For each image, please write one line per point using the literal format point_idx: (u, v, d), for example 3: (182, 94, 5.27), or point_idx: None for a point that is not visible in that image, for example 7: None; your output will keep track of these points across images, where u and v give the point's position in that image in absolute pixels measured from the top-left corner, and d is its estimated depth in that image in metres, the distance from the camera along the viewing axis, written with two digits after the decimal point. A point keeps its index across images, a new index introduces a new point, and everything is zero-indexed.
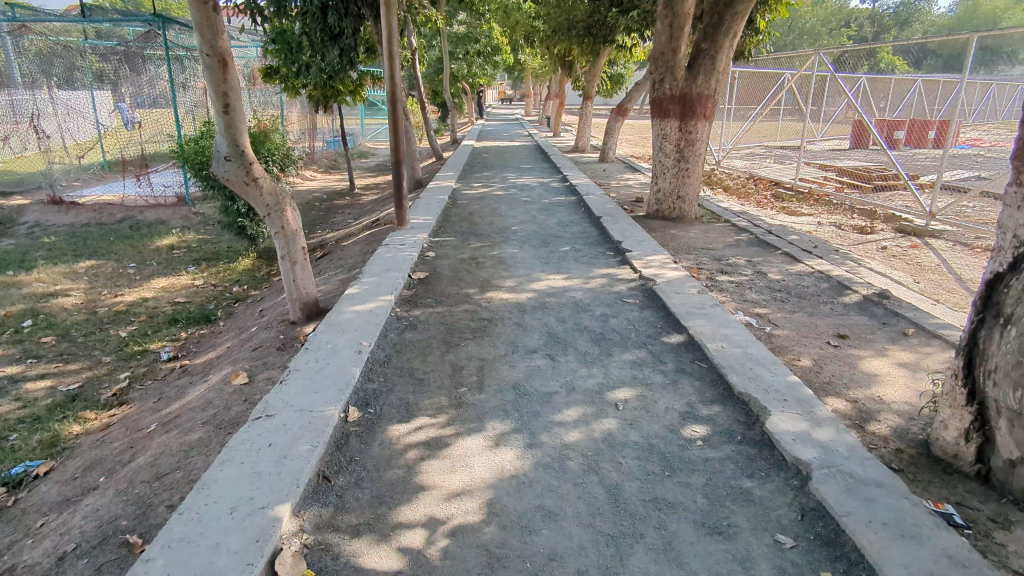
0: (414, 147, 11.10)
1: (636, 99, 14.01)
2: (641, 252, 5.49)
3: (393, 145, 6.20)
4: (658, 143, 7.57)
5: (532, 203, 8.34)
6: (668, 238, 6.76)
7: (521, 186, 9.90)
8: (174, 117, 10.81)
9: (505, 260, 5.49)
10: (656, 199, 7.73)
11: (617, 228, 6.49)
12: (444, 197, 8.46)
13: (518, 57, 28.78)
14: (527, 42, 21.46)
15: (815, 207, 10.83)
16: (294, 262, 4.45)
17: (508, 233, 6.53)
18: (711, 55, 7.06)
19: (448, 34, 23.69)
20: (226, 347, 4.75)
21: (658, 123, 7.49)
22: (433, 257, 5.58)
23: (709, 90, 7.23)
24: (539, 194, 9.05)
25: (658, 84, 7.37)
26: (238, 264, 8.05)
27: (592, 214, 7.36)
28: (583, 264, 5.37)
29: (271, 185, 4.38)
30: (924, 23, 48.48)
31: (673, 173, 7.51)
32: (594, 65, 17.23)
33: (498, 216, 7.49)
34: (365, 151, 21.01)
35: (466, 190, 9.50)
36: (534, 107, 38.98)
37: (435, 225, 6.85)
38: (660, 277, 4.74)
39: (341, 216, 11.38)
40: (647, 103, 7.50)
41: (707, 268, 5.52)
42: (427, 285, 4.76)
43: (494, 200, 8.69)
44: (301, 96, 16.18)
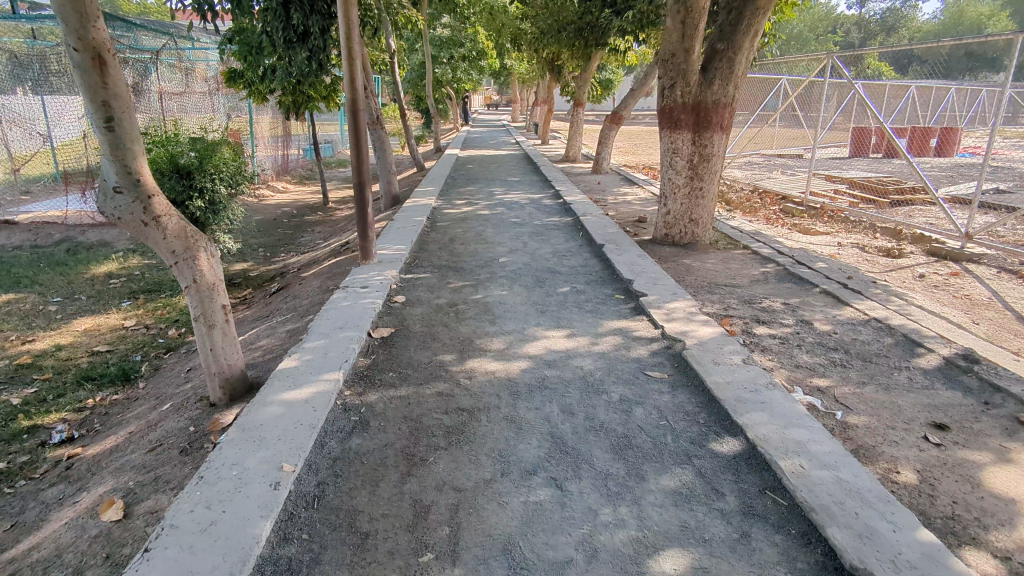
0: (390, 160, 10.07)
1: (631, 106, 13.08)
2: (657, 296, 4.48)
3: (356, 166, 5.13)
4: (667, 158, 6.55)
5: (521, 226, 7.33)
6: (682, 271, 5.77)
7: (509, 203, 8.89)
8: None
9: (491, 307, 4.46)
10: (665, 223, 6.71)
11: (624, 260, 5.49)
12: (421, 219, 7.41)
13: (505, 61, 27.83)
14: (514, 46, 20.52)
15: (831, 224, 9.92)
16: (212, 326, 3.37)
17: (495, 267, 5.49)
18: (729, 57, 6.10)
19: (430, 38, 22.73)
20: (129, 432, 3.64)
21: (667, 135, 6.49)
22: (402, 303, 4.52)
23: (727, 97, 6.24)
24: (530, 214, 8.04)
25: (667, 91, 6.37)
26: (181, 298, 6.93)
27: (592, 241, 6.36)
28: (587, 312, 4.35)
29: (179, 224, 3.30)
30: (911, 30, 47.99)
31: (685, 192, 6.49)
32: (585, 69, 16.32)
33: (483, 243, 6.47)
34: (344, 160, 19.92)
35: (447, 209, 8.47)
36: (521, 113, 38.05)
37: (409, 256, 5.81)
38: (689, 337, 3.72)
39: (310, 235, 10.29)
40: (655, 112, 6.51)
41: (739, 315, 4.52)
42: (391, 348, 3.70)
43: (478, 221, 7.66)
44: (271, 102, 15.07)
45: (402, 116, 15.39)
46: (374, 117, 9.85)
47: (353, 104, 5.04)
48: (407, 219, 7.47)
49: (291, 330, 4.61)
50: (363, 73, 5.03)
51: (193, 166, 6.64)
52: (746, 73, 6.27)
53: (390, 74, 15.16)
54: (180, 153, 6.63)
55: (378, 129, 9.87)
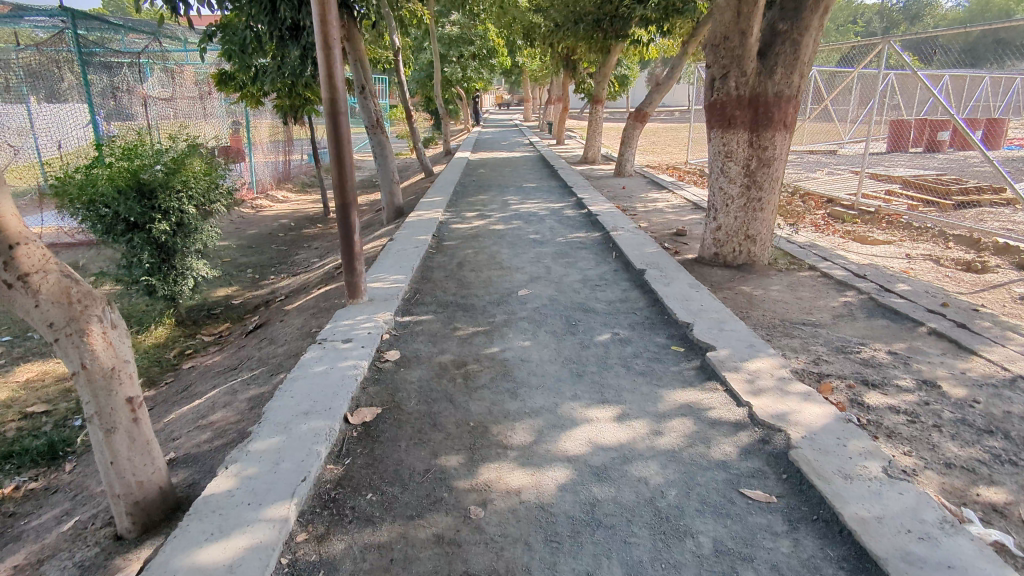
0: (392, 167, 9.06)
1: (656, 103, 11.98)
2: (729, 349, 3.40)
3: (337, 183, 4.07)
4: (717, 163, 5.46)
5: (542, 244, 6.28)
6: (744, 303, 4.68)
7: (526, 214, 7.84)
8: (92, 120, 9.41)
9: (509, 367, 3.40)
10: (715, 239, 5.62)
11: (673, 293, 4.42)
12: (425, 238, 6.39)
13: (516, 59, 26.79)
14: (527, 42, 19.48)
15: (890, 231, 8.76)
16: (113, 429, 2.33)
17: (514, 303, 4.46)
18: (794, 39, 5.04)
19: (438, 36, 21.81)
20: (10, 567, 2.62)
21: (717, 135, 5.39)
22: (396, 364, 3.48)
23: (791, 87, 5.14)
24: (550, 229, 7.00)
25: (716, 81, 5.26)
26: (146, 336, 5.96)
27: (629, 264, 5.30)
28: (638, 374, 3.29)
29: (60, 283, 2.26)
30: (935, 18, 45.83)
31: (739, 203, 5.41)
32: (605, 64, 15.19)
33: (496, 269, 5.42)
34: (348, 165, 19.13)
35: (456, 223, 7.43)
36: (533, 112, 36.94)
37: (408, 289, 4.79)
38: (793, 424, 2.64)
39: (306, 252, 9.32)
40: (703, 107, 5.41)
41: (837, 372, 3.43)
42: (374, 447, 2.65)
43: (491, 239, 6.61)
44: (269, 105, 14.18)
45: (409, 119, 14.39)
46: (373, 120, 8.87)
47: (333, 104, 3.95)
48: (409, 237, 6.46)
49: (253, 399, 3.59)
50: (344, 67, 3.94)
51: (156, 182, 5.71)
52: (813, 60, 5.19)
53: (395, 74, 14.19)
54: (143, 166, 5.68)
55: (378, 133, 8.87)
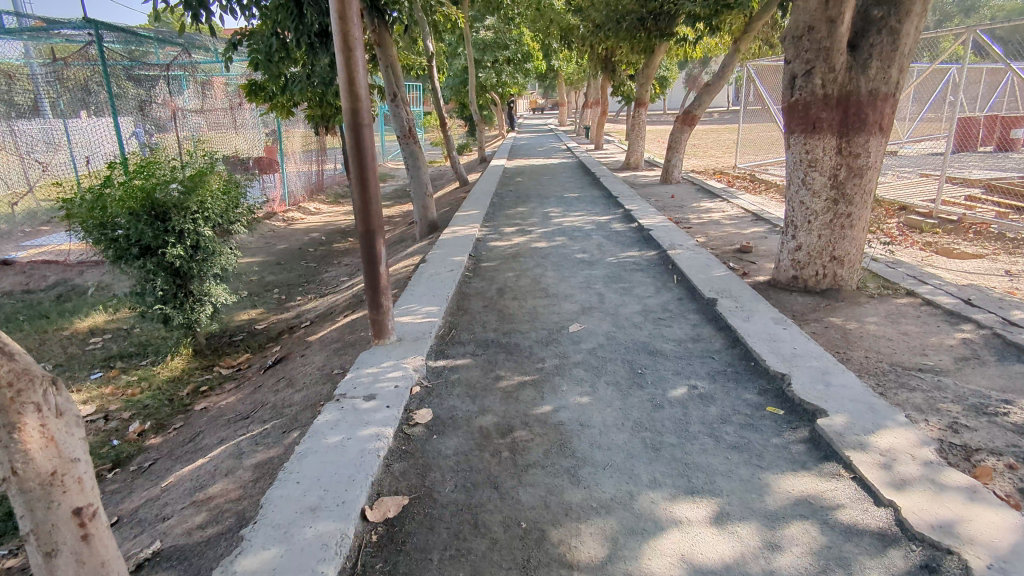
0: (425, 178, 8.50)
1: (706, 105, 11.21)
2: (845, 414, 2.69)
3: (360, 206, 3.47)
4: (798, 172, 4.73)
5: (591, 265, 5.62)
6: (838, 342, 3.95)
7: (570, 229, 7.20)
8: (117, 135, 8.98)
9: (566, 435, 2.75)
10: (794, 261, 4.89)
11: (756, 331, 3.71)
12: (460, 259, 5.81)
13: (552, 63, 26.16)
14: (563, 45, 18.84)
15: (978, 242, 7.83)
16: (53, 550, 1.78)
17: (565, 342, 3.82)
18: (892, 26, 4.30)
19: (473, 41, 21.40)
20: None
21: (799, 141, 4.65)
22: (427, 428, 2.87)
23: (889, 84, 4.39)
24: (599, 246, 6.35)
25: (798, 78, 4.54)
26: (162, 369, 5.50)
27: (695, 292, 4.61)
28: (732, 448, 2.60)
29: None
30: (992, 8, 43.31)
31: (825, 219, 4.66)
32: (648, 65, 14.45)
33: (541, 296, 4.79)
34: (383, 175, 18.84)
35: (494, 240, 6.83)
36: (569, 116, 36.28)
37: (443, 324, 4.19)
38: (968, 544, 1.91)
39: (336, 269, 8.86)
40: (782, 109, 4.70)
41: (987, 445, 2.68)
42: (398, 563, 2.03)
43: (534, 259, 5.98)
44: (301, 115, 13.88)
45: (442, 126, 13.90)
46: (406, 129, 8.36)
47: (354, 115, 3.35)
48: (443, 257, 5.90)
49: (260, 467, 3.02)
50: (368, 71, 3.34)
51: (171, 203, 5.24)
52: (913, 51, 4.44)
53: (429, 80, 13.71)
54: (158, 185, 5.22)
55: (411, 143, 8.35)
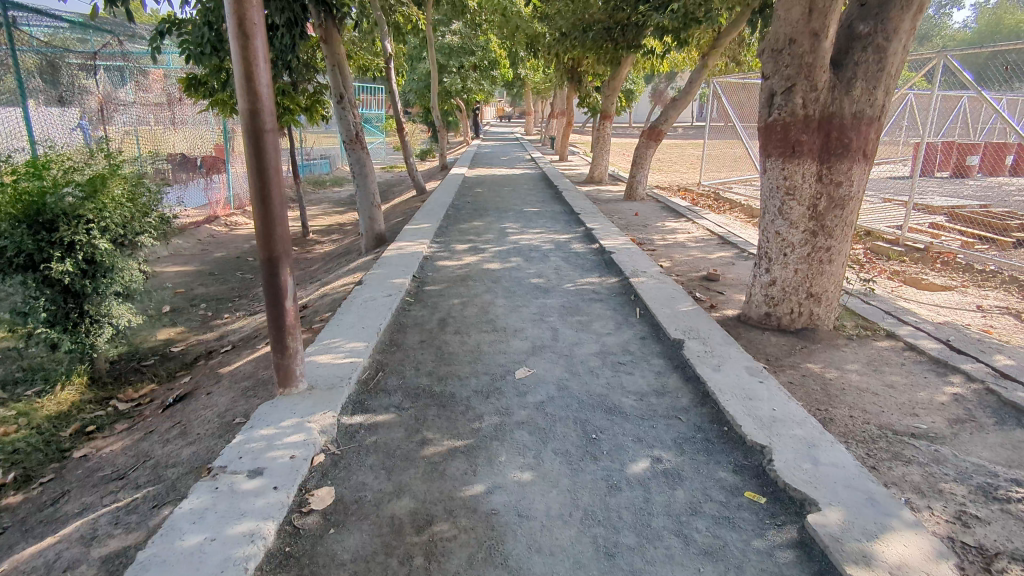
0: (373, 188, 7.85)
1: (672, 120, 10.85)
2: (840, 508, 2.20)
3: (262, 229, 2.85)
4: (775, 200, 4.28)
5: (546, 292, 5.09)
6: (818, 396, 3.49)
7: (527, 248, 6.66)
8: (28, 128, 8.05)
9: (499, 532, 2.18)
10: (767, 296, 4.46)
11: (729, 386, 3.22)
12: (401, 281, 5.20)
13: (518, 71, 25.75)
14: (530, 53, 18.40)
15: (945, 273, 7.63)
16: None
17: (510, 392, 3.26)
18: (879, 43, 3.89)
19: (438, 46, 20.86)
20: None
21: (776, 165, 4.21)
22: (324, 518, 2.26)
23: (875, 106, 3.98)
24: (557, 269, 5.84)
25: (777, 96, 4.09)
26: (46, 402, 4.68)
27: (660, 330, 4.11)
28: (704, 554, 2.07)
29: None
30: (943, 38, 44.91)
31: (802, 252, 4.24)
32: (614, 77, 14.09)
33: (487, 330, 4.22)
34: (338, 180, 18.09)
35: (443, 259, 6.25)
36: (534, 125, 36.01)
37: (369, 365, 3.59)
38: None
39: None
40: (759, 130, 4.25)
41: (1006, 547, 2.22)
42: None
43: (484, 283, 5.42)
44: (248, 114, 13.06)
45: (400, 131, 13.23)
46: (353, 135, 7.70)
47: (253, 118, 2.71)
48: (382, 279, 5.29)
49: (109, 560, 2.35)
50: (270, 67, 2.72)
51: (66, 209, 4.49)
52: (899, 73, 4.05)
53: (387, 83, 13.05)
54: (51, 187, 4.47)
55: (357, 149, 7.70)
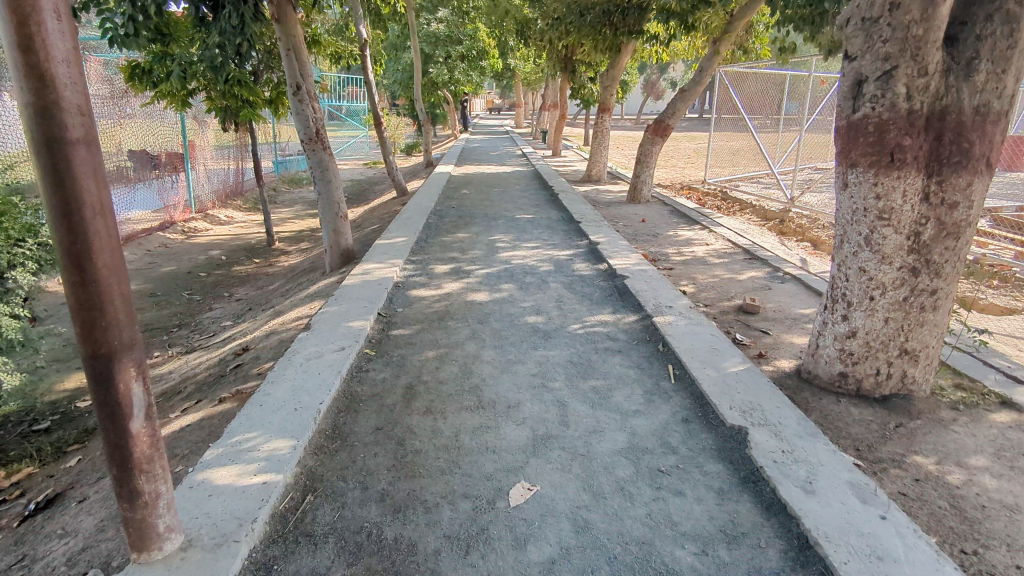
0: (339, 195, 6.68)
1: (680, 113, 9.72)
2: None
3: (77, 310, 1.65)
4: (861, 224, 3.12)
5: (546, 339, 3.96)
6: (951, 521, 2.40)
7: (520, 271, 5.54)
8: None
9: None
10: (843, 352, 3.33)
11: (838, 528, 2.10)
12: (360, 324, 4.04)
13: (508, 61, 24.51)
14: (520, 41, 17.17)
15: (1004, 291, 6.58)
16: None
17: (505, 541, 2.13)
18: (1010, 8, 2.75)
19: (422, 34, 19.67)
20: None
21: (864, 178, 3.05)
22: None
23: (1005, 96, 2.85)
24: (559, 301, 4.72)
25: (868, 83, 2.94)
26: None
27: (708, 410, 2.99)
28: None
29: None
30: None
31: (897, 296, 3.11)
32: (613, 65, 12.90)
33: (470, 407, 3.08)
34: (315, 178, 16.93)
35: (418, 287, 5.11)
36: (526, 118, 34.91)
37: (293, 484, 2.43)
38: None
39: (222, 307, 6.98)
40: (844, 131, 3.08)
41: None
42: None
43: (468, 322, 4.29)
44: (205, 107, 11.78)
45: (377, 126, 11.98)
46: (312, 133, 6.48)
47: (44, 119, 1.52)
48: (336, 321, 4.12)
49: None
50: (73, 29, 1.54)
51: None
52: None
53: (362, 73, 11.78)
54: None
55: (318, 150, 6.47)
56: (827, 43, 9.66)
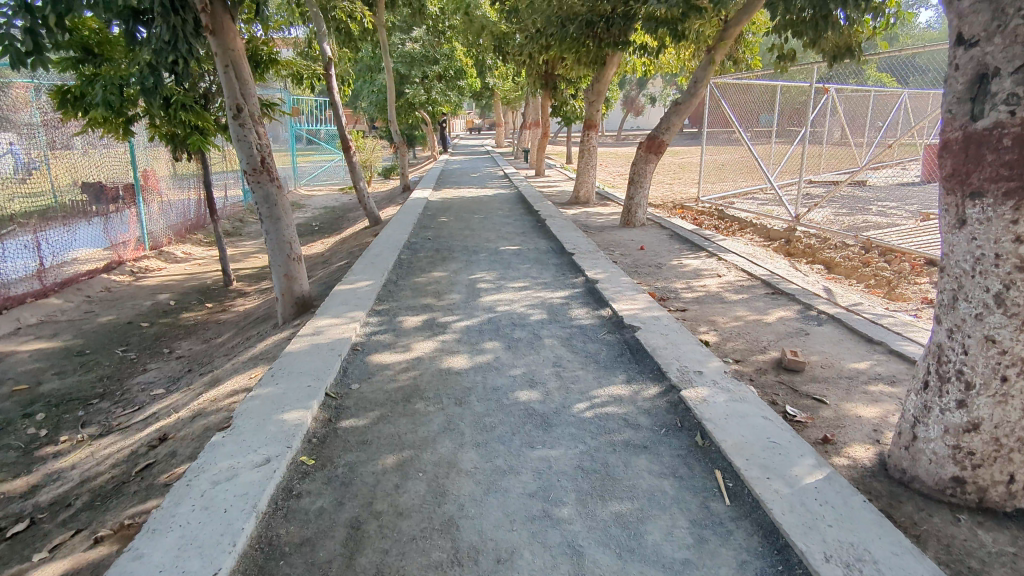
0: (291, 234, 5.70)
1: (675, 127, 8.89)
2: None
3: None
4: (987, 278, 2.23)
5: (545, 428, 3.00)
6: None
7: (507, 322, 4.58)
8: None
9: None
10: (959, 451, 2.41)
11: None
12: (297, 417, 3.04)
13: (486, 80, 23.85)
14: (498, 58, 16.41)
15: None
16: None
17: None
18: None
19: (397, 53, 18.92)
20: None
21: (993, 214, 2.16)
22: None
23: None
24: (555, 365, 3.76)
25: (999, 79, 2.06)
26: None
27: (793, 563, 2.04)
28: None
29: None
30: None
31: None
32: (598, 79, 12.10)
33: (441, 565, 2.11)
34: None
35: (381, 350, 4.14)
36: (507, 137, 34.19)
37: None
38: None
39: (157, 369, 5.93)
40: (964, 147, 2.19)
41: None
42: None
43: (442, 404, 3.31)
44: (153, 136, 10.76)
45: (346, 150, 11.03)
46: (256, 162, 5.50)
47: None
48: (266, 413, 3.12)
49: None
50: None
51: None
52: None
53: (328, 95, 10.85)
54: None
55: (264, 182, 5.50)
56: (831, 47, 8.91)
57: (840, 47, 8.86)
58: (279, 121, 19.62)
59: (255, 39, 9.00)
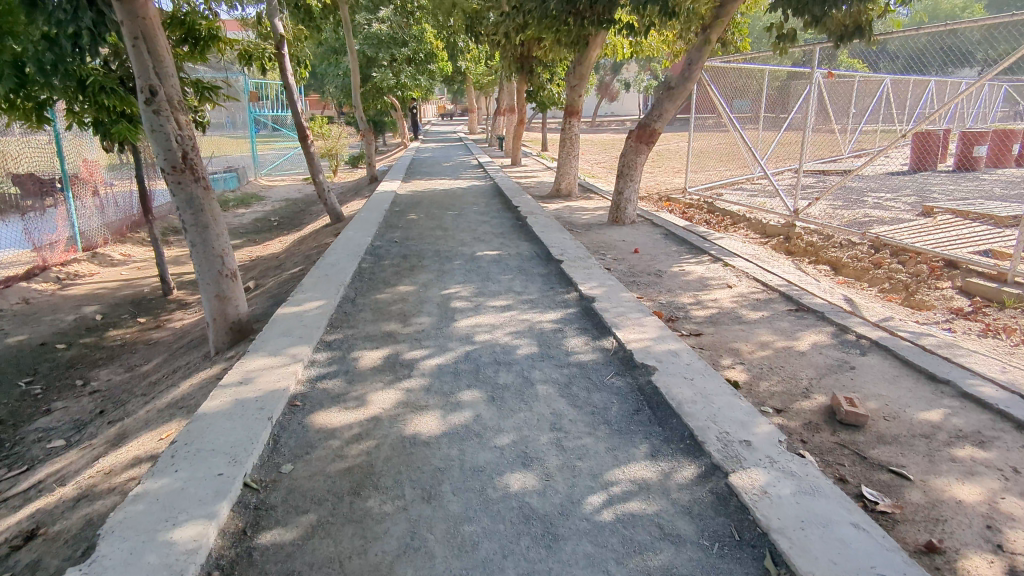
0: (222, 245, 4.69)
1: (669, 114, 8.01)
2: None
3: None
4: None
5: (547, 544, 2.13)
6: None
7: (489, 359, 3.69)
8: None
9: None
10: None
11: None
12: (195, 535, 2.12)
13: (458, 64, 22.74)
14: (470, 39, 15.37)
15: None
16: None
17: None
18: None
19: (364, 35, 17.75)
20: None
21: None
22: None
23: None
24: (554, 427, 2.88)
25: None
26: None
27: None
28: None
29: None
30: None
31: None
32: (579, 61, 11.19)
33: None
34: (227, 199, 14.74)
35: (328, 404, 3.21)
36: (479, 123, 33.02)
37: None
38: None
39: (62, 409, 4.89)
40: None
41: None
42: None
43: (404, 498, 2.41)
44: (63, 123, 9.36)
45: (303, 140, 9.91)
46: (176, 159, 4.48)
47: None
48: (149, 527, 2.18)
49: None
50: None
51: None
52: None
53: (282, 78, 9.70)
54: None
55: (187, 183, 4.49)
56: (837, 26, 8.12)
57: (847, 26, 8.05)
58: (236, 105, 18.23)
59: (194, 11, 7.81)
